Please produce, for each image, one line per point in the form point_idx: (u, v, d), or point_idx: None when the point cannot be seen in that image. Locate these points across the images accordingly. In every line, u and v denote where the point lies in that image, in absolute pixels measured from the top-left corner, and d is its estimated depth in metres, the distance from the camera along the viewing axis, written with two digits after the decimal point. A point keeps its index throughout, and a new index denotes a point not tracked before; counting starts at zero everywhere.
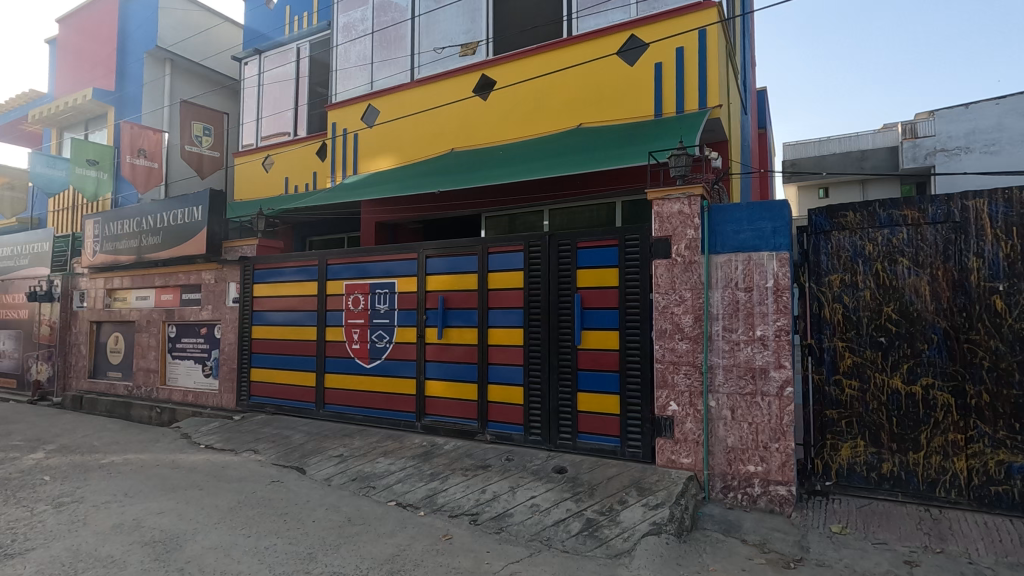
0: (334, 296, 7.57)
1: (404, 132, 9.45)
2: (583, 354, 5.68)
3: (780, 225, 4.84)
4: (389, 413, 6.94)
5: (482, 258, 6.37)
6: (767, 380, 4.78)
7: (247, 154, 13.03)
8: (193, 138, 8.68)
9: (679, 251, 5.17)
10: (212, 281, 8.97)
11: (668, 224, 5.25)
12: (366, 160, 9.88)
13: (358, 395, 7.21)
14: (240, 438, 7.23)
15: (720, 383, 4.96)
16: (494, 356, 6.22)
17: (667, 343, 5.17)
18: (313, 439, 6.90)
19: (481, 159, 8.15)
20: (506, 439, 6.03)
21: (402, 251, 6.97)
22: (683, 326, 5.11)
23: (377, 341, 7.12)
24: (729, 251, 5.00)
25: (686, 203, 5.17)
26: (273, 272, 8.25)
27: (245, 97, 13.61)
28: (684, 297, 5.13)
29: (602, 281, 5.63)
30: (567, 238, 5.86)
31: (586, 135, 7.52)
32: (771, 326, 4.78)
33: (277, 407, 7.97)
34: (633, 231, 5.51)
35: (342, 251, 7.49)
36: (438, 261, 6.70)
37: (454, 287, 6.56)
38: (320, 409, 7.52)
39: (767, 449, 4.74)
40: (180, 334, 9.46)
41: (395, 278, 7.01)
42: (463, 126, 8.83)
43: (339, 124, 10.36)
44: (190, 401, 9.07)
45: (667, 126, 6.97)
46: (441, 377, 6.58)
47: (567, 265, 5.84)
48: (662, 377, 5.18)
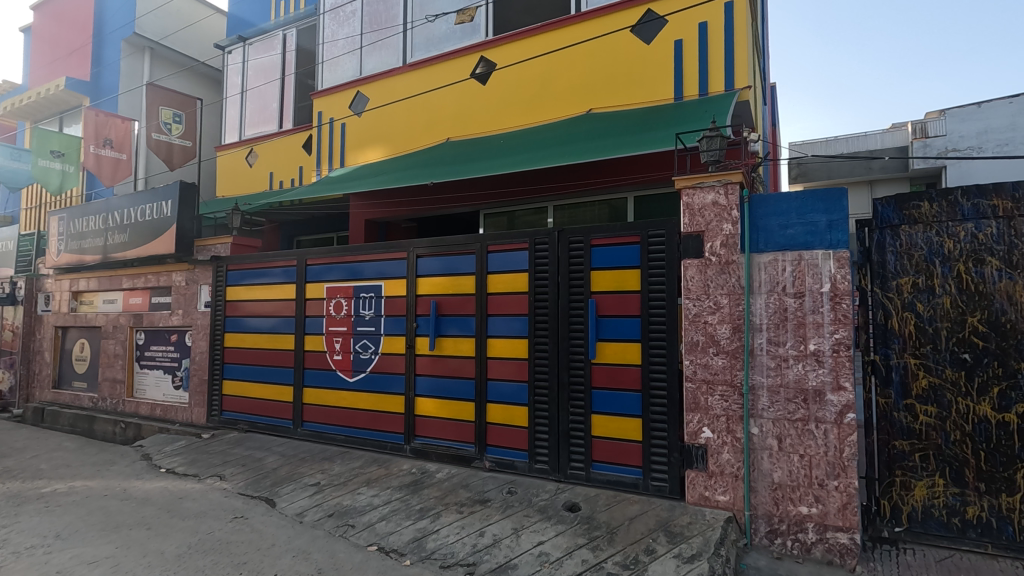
0: (315, 301, 6.75)
1: (395, 121, 8.65)
2: (598, 369, 4.87)
3: (837, 219, 4.05)
4: (374, 434, 6.13)
5: (481, 258, 5.56)
6: (823, 404, 3.98)
7: (230, 148, 12.23)
8: (161, 125, 7.83)
9: (713, 249, 4.38)
10: (183, 283, 8.14)
11: (700, 217, 4.45)
12: (354, 152, 9.07)
13: (340, 412, 6.40)
14: (206, 461, 6.39)
15: (765, 407, 4.16)
16: (494, 371, 5.40)
17: (699, 358, 4.37)
18: (288, 464, 6.07)
19: (480, 149, 7.36)
20: (508, 467, 5.22)
21: (390, 249, 6.17)
22: (719, 338, 4.31)
23: (361, 352, 6.30)
24: (775, 250, 4.21)
25: (722, 193, 4.38)
26: (248, 274, 7.43)
27: (228, 88, 12.78)
28: (719, 304, 4.34)
29: (620, 285, 4.83)
30: (579, 235, 5.06)
31: (597, 120, 6.74)
32: (827, 339, 3.99)
33: (251, 424, 7.13)
34: (657, 226, 4.71)
35: (324, 250, 6.68)
36: (431, 261, 5.90)
37: (449, 290, 5.75)
38: (298, 428, 6.69)
39: (823, 487, 3.94)
40: (149, 341, 8.62)
41: (381, 280, 6.22)
42: (460, 113, 8.04)
43: (325, 112, 9.55)
44: (158, 415, 8.23)
45: (690, 111, 6.18)
46: (433, 394, 5.77)
47: (579, 266, 5.04)
48: (693, 399, 4.38)
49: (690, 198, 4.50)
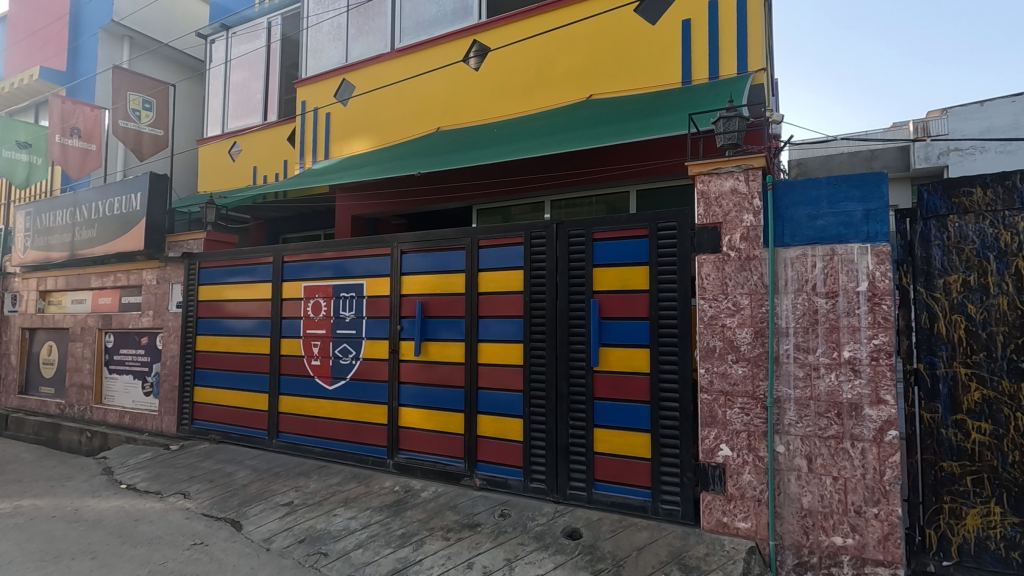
0: (292, 301, 6.22)
1: (382, 109, 8.14)
2: (601, 378, 4.36)
3: (875, 208, 3.54)
4: (355, 447, 5.59)
5: (472, 254, 5.05)
6: (859, 420, 3.48)
7: (212, 141, 11.67)
8: (129, 112, 7.30)
9: (733, 243, 3.89)
10: (153, 282, 7.59)
11: (717, 207, 3.96)
12: (339, 143, 8.55)
13: (318, 422, 5.86)
14: (171, 476, 5.85)
15: (792, 422, 3.66)
16: (486, 379, 4.88)
17: (716, 366, 3.87)
18: (259, 479, 5.53)
19: (472, 138, 6.86)
20: (501, 485, 4.70)
21: (373, 245, 5.66)
22: (739, 343, 3.82)
23: (341, 357, 5.77)
24: (802, 244, 3.72)
25: (742, 179, 3.89)
26: (221, 272, 6.89)
27: (211, 78, 12.22)
28: (739, 305, 3.84)
29: (626, 283, 4.32)
30: (579, 227, 4.56)
31: (598, 106, 6.25)
32: (864, 345, 3.49)
33: (223, 434, 6.58)
34: (667, 217, 4.21)
35: (302, 245, 6.15)
36: (417, 258, 5.38)
37: (436, 290, 5.23)
38: (273, 439, 6.15)
39: (861, 515, 3.45)
40: (119, 344, 8.06)
41: (363, 279, 5.70)
42: (451, 100, 7.54)
43: (308, 101, 9.02)
44: (127, 423, 7.68)
45: (700, 95, 5.71)
46: (418, 404, 5.25)
47: (580, 262, 4.53)
48: (709, 412, 3.89)
49: (705, 185, 4.01)
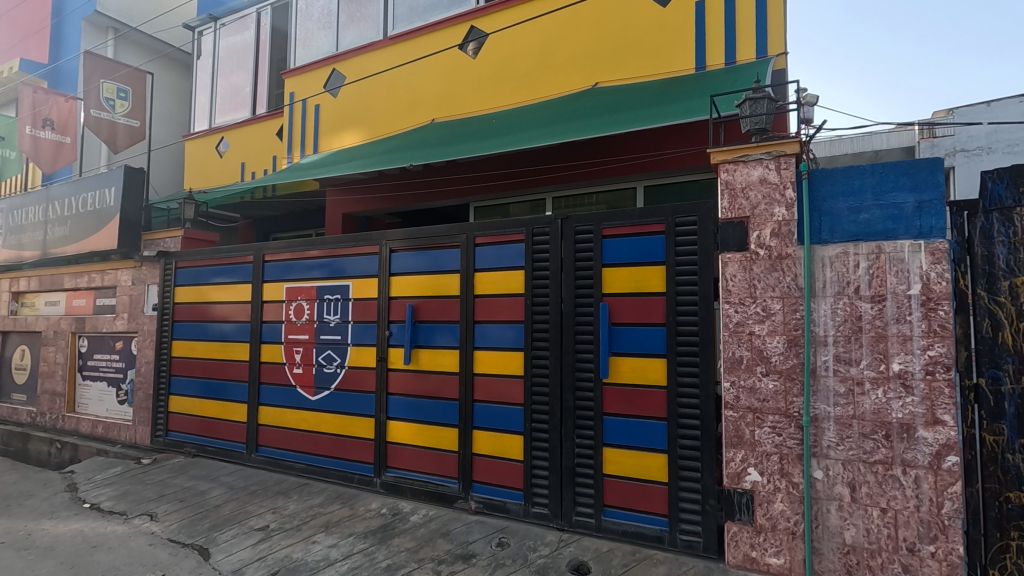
0: (273, 304, 5.75)
1: (374, 100, 7.68)
2: (611, 391, 3.90)
3: (928, 200, 3.09)
4: (340, 463, 5.12)
5: (468, 252, 4.59)
6: (912, 444, 3.02)
7: (199, 137, 11.19)
8: (103, 101, 6.84)
9: (762, 240, 3.45)
10: (129, 284, 7.11)
11: (744, 201, 3.52)
12: (329, 136, 8.08)
13: (300, 436, 5.39)
14: (139, 494, 5.37)
15: (831, 445, 3.20)
16: (482, 391, 4.42)
17: (744, 380, 3.43)
18: (234, 499, 5.05)
19: (469, 129, 6.41)
20: (498, 509, 4.23)
21: (360, 243, 5.19)
22: (770, 353, 3.38)
23: (325, 365, 5.30)
24: (842, 241, 3.27)
25: (773, 167, 3.46)
26: (198, 272, 6.42)
27: (198, 72, 11.74)
28: (770, 311, 3.40)
29: (640, 285, 3.86)
30: (586, 222, 4.10)
31: (606, 94, 5.81)
32: (917, 357, 3.03)
33: (199, 447, 6.10)
34: (688, 210, 3.75)
35: (285, 243, 5.69)
36: (407, 257, 4.92)
37: (428, 291, 4.77)
38: (252, 454, 5.67)
39: (913, 554, 2.99)
40: (92, 349, 7.57)
41: (350, 279, 5.23)
42: (447, 90, 7.09)
43: (297, 93, 8.54)
44: (99, 434, 7.19)
45: (717, 80, 5.27)
46: (408, 418, 4.78)
47: (587, 261, 4.07)
48: (735, 432, 3.43)
49: (730, 175, 3.58)
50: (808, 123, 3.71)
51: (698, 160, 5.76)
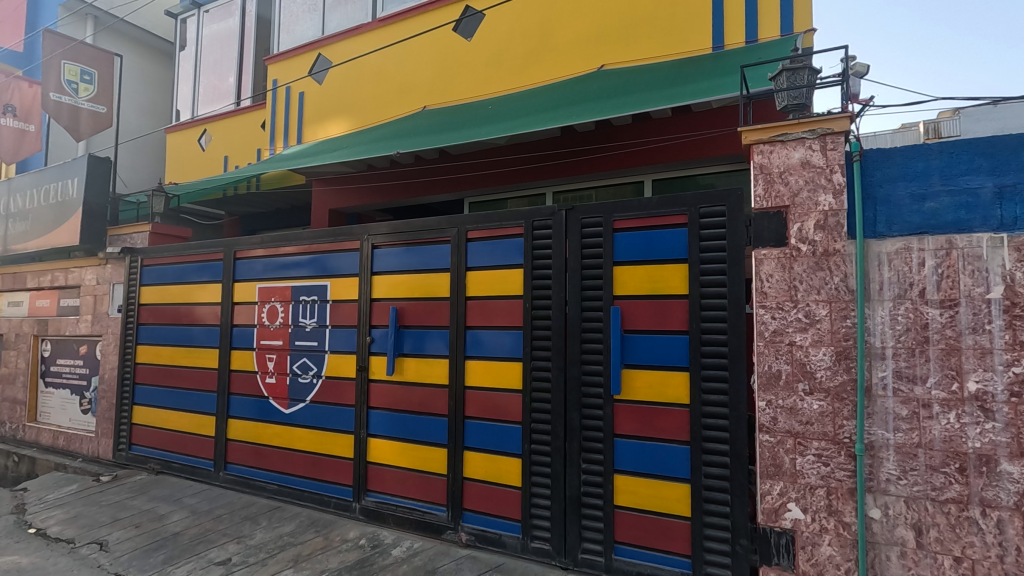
0: (245, 306, 5.20)
1: (363, 87, 7.15)
2: (623, 410, 3.36)
3: (1012, 185, 2.56)
4: (315, 485, 4.57)
5: (459, 249, 4.06)
6: (993, 480, 2.50)
7: (180, 128, 10.61)
8: (64, 84, 6.28)
9: (804, 233, 2.93)
10: (93, 283, 6.53)
11: (781, 188, 3.00)
12: (314, 126, 7.54)
13: (272, 453, 4.83)
14: (91, 518, 4.81)
15: (891, 479, 2.67)
16: (475, 406, 3.88)
17: (783, 398, 2.91)
18: (195, 526, 4.48)
19: (464, 115, 5.88)
20: (492, 543, 3.69)
21: (339, 238, 4.65)
22: (814, 368, 2.85)
23: (300, 375, 4.75)
24: (903, 235, 2.74)
25: (816, 148, 2.94)
26: (166, 271, 5.86)
27: (180, 61, 11.19)
28: (815, 318, 2.87)
29: (658, 286, 3.32)
30: (595, 213, 3.56)
31: (614, 75, 5.29)
32: (999, 375, 2.51)
33: (164, 464, 5.54)
34: (715, 199, 3.21)
35: (258, 239, 5.14)
36: (392, 254, 4.38)
37: (415, 293, 4.23)
38: (219, 472, 5.11)
39: None
40: (55, 354, 6.98)
41: (328, 279, 4.69)
42: (441, 75, 6.56)
43: (280, 80, 7.99)
44: (61, 446, 6.62)
45: (739, 58, 4.75)
46: (391, 436, 4.23)
47: (596, 257, 3.54)
48: (771, 460, 2.91)
49: (765, 158, 3.06)
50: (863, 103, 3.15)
51: (714, 149, 5.27)
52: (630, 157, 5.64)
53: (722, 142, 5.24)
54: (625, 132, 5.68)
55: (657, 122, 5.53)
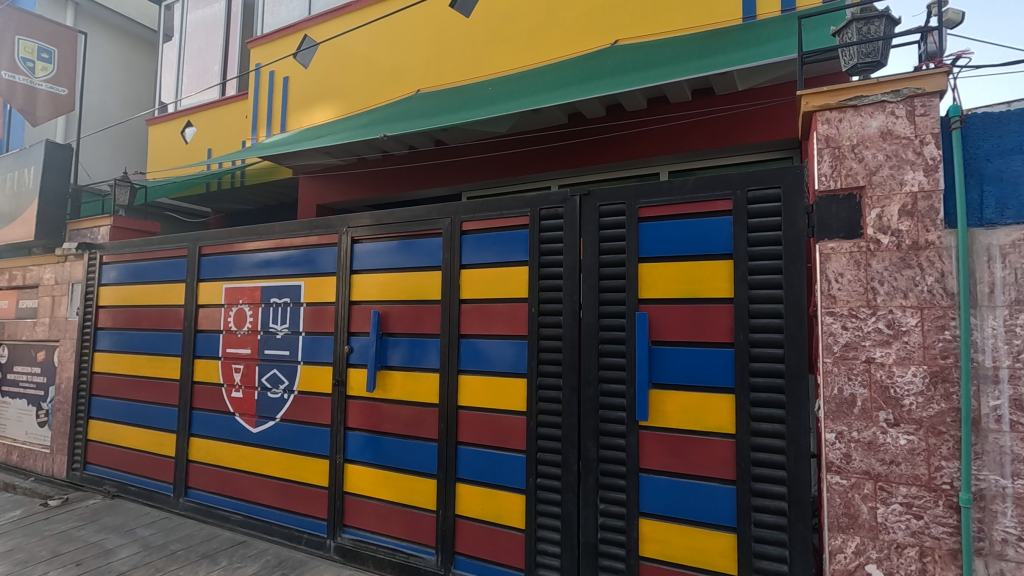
0: (210, 309, 4.59)
1: (352, 70, 6.56)
2: (652, 440, 2.74)
3: None
4: (284, 516, 3.94)
5: (452, 242, 3.44)
6: None
7: (163, 120, 9.99)
8: (17, 61, 5.70)
9: (884, 222, 2.32)
10: (50, 282, 5.89)
11: (853, 166, 2.39)
12: (300, 114, 6.95)
13: (237, 479, 4.21)
14: (28, 552, 4.13)
15: (1010, 540, 2.05)
16: (470, 430, 3.26)
17: (861, 430, 2.29)
18: (143, 564, 3.80)
19: (463, 97, 5.29)
20: None
21: (314, 230, 4.05)
22: (900, 393, 2.23)
23: (270, 389, 4.13)
24: (1022, 222, 2.12)
25: (899, 114, 2.33)
26: (128, 270, 5.26)
27: (165, 50, 10.61)
28: (901, 328, 2.25)
29: (694, 288, 2.71)
30: (616, 197, 2.95)
31: (632, 49, 4.70)
32: None
33: (120, 487, 4.92)
34: (769, 180, 2.60)
35: (226, 232, 4.54)
36: (374, 250, 3.77)
37: (400, 294, 3.63)
38: (180, 499, 4.49)
39: None
40: (11, 360, 6.32)
41: (302, 279, 4.08)
42: (437, 55, 5.96)
43: (263, 64, 7.38)
44: (15, 463, 5.98)
45: (777, 26, 4.14)
46: (372, 462, 3.61)
47: (617, 253, 2.93)
48: (845, 510, 2.30)
49: (832, 128, 2.44)
50: (957, 55, 2.34)
51: (738, 137, 4.68)
52: (644, 146, 5.03)
53: (748, 128, 4.64)
54: (639, 118, 5.08)
55: (675, 106, 4.93)
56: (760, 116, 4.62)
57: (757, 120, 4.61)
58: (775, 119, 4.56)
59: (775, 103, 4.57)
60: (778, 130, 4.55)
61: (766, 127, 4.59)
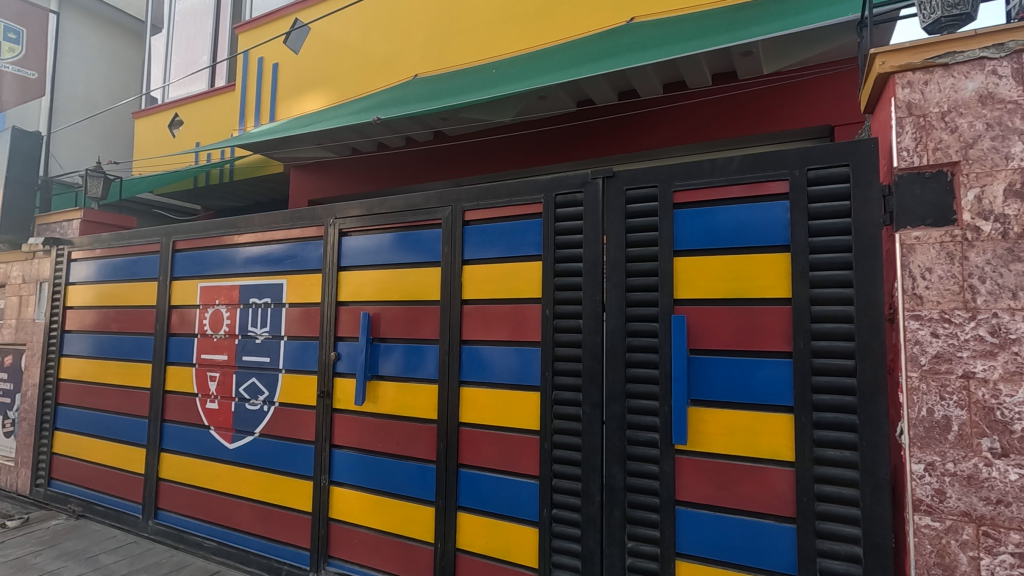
0: (184, 310, 4.15)
1: (346, 55, 6.12)
2: (691, 468, 2.31)
3: None
4: (262, 545, 3.50)
5: (453, 234, 3.01)
6: None
7: (149, 112, 9.54)
8: None
9: (986, 205, 1.88)
10: (16, 281, 5.44)
11: (943, 138, 1.95)
12: (290, 102, 6.51)
13: (211, 500, 3.77)
14: None
15: None
16: (473, 451, 2.82)
17: (957, 461, 1.85)
18: None
19: (465, 80, 4.86)
20: None
21: (297, 222, 3.61)
22: (1009, 417, 1.80)
23: (247, 401, 3.69)
24: None
25: (1004, 73, 1.89)
26: (98, 267, 4.82)
27: (153, 40, 10.18)
28: (1009, 337, 1.82)
29: (742, 287, 2.28)
30: (646, 180, 2.51)
31: (651, 26, 4.27)
32: None
33: (86, 506, 4.47)
34: (834, 157, 2.17)
35: (201, 225, 4.10)
36: (364, 244, 3.33)
37: (394, 294, 3.19)
38: (149, 521, 4.05)
39: None
40: None
41: (284, 277, 3.64)
42: (437, 37, 5.52)
43: (251, 50, 6.94)
44: None
45: None
46: (361, 486, 3.17)
47: (647, 245, 2.49)
48: (938, 561, 1.86)
49: (916, 92, 2.00)
50: None
51: (766, 124, 4.22)
52: (661, 136, 4.57)
53: (777, 114, 4.19)
54: (653, 106, 4.64)
55: (694, 92, 4.49)
56: (789, 101, 4.18)
57: (786, 105, 4.16)
58: (808, 104, 4.11)
59: (809, 86, 4.12)
60: (812, 116, 4.09)
61: (796, 113, 4.14)
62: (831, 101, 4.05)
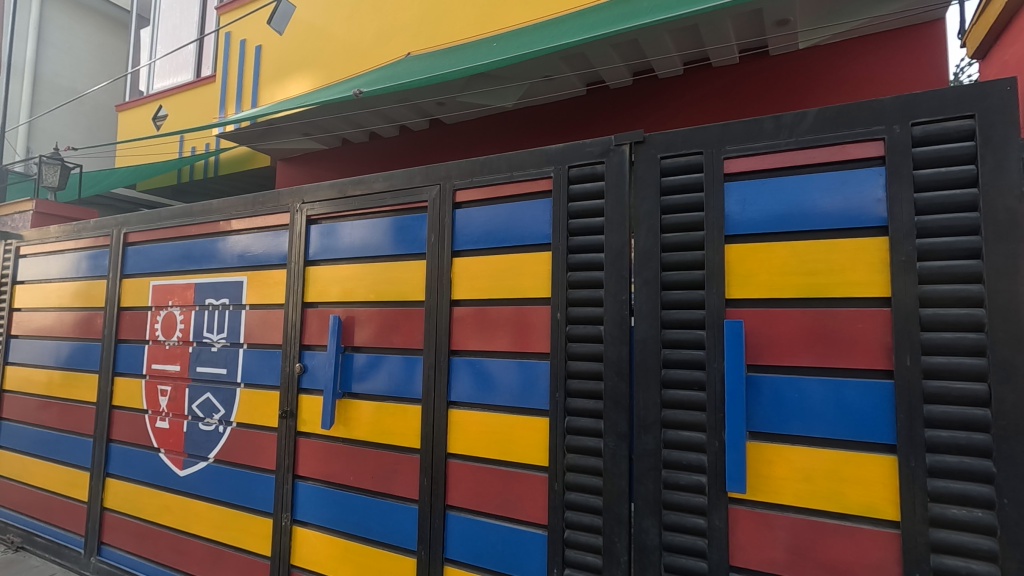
0: (135, 313, 3.59)
1: (333, 34, 5.59)
2: (749, 524, 1.73)
3: None
4: None
5: (441, 220, 2.45)
6: None
7: (133, 105, 9.03)
8: None
9: None
10: None
11: None
12: (273, 87, 5.99)
13: (160, 537, 3.20)
14: None
15: None
16: (465, 490, 2.25)
17: None
18: None
19: (458, 55, 4.30)
20: None
21: (259, 210, 3.07)
22: None
23: (201, 420, 3.13)
24: None
25: None
26: (48, 264, 4.29)
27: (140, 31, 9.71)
28: None
29: (818, 283, 1.71)
30: (687, 145, 1.96)
31: None
32: None
33: (25, 536, 3.90)
34: (950, 107, 1.59)
35: (154, 216, 3.55)
36: (335, 235, 2.78)
37: (370, 295, 2.64)
38: (92, 558, 3.48)
39: None
40: None
41: (244, 274, 3.09)
42: (431, 11, 4.97)
43: (234, 33, 6.43)
44: None
45: None
46: (329, 529, 2.59)
47: (688, 229, 1.93)
48: None
49: None
50: None
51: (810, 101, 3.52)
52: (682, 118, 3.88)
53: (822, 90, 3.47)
54: (671, 90, 3.95)
55: (717, 71, 3.79)
56: (838, 73, 3.45)
57: (836, 77, 3.44)
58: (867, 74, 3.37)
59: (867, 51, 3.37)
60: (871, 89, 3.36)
61: (846, 88, 3.42)
62: (889, 73, 3.32)
